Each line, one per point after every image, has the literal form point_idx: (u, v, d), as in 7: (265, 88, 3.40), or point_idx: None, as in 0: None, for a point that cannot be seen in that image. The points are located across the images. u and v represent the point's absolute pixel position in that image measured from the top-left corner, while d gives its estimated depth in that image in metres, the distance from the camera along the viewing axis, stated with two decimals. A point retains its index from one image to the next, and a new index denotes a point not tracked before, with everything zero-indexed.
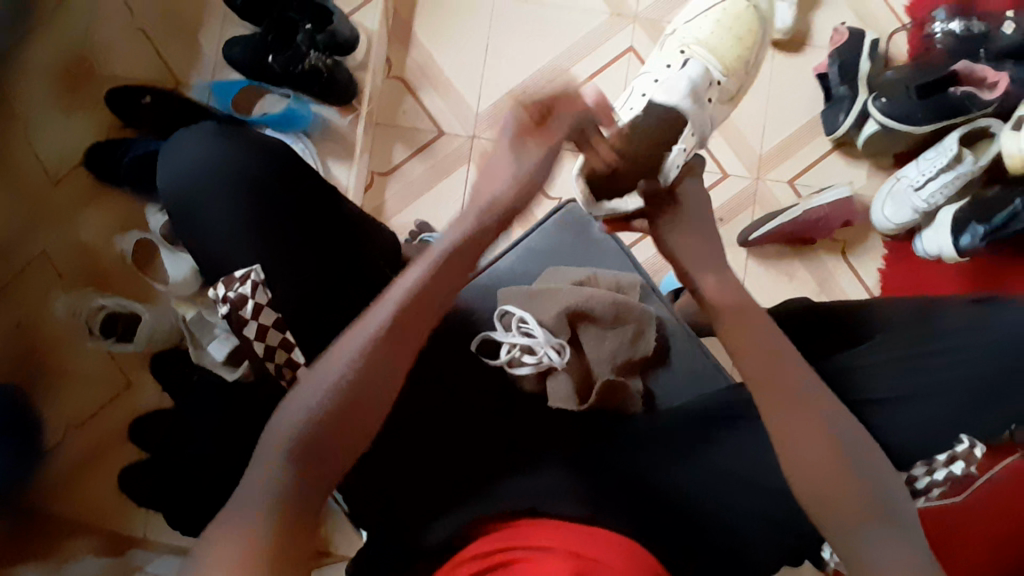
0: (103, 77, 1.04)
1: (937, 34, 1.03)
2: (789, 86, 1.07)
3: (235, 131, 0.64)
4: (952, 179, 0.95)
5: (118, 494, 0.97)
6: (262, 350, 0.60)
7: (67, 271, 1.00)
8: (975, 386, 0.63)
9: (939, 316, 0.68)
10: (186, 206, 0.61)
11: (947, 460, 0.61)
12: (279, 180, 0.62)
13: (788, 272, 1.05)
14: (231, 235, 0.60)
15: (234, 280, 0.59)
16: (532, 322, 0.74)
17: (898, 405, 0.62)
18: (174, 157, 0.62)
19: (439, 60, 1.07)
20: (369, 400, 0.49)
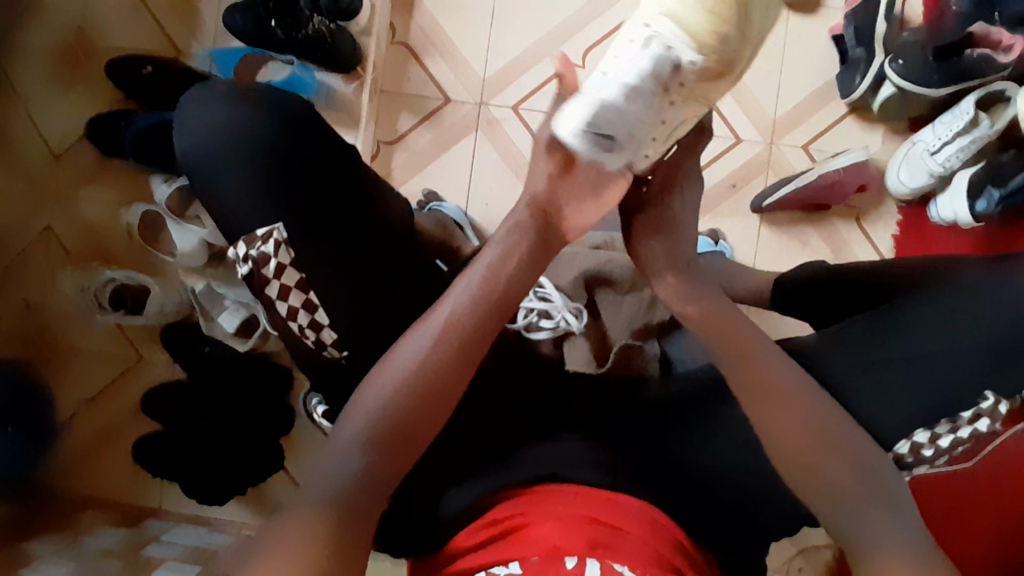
0: (101, 48, 1.01)
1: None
2: (803, 49, 1.05)
3: (251, 92, 0.59)
4: (969, 142, 0.94)
5: (133, 467, 0.98)
6: (287, 310, 0.59)
7: (73, 247, 1.00)
8: (996, 344, 0.61)
9: (960, 275, 0.65)
10: (208, 181, 0.58)
11: (971, 417, 0.61)
12: (303, 150, 0.58)
13: (801, 239, 1.04)
14: (255, 211, 0.57)
15: (255, 239, 0.57)
16: (548, 288, 0.85)
17: (929, 362, 0.61)
18: (188, 122, 0.59)
19: (443, 26, 1.04)
20: (429, 404, 0.51)
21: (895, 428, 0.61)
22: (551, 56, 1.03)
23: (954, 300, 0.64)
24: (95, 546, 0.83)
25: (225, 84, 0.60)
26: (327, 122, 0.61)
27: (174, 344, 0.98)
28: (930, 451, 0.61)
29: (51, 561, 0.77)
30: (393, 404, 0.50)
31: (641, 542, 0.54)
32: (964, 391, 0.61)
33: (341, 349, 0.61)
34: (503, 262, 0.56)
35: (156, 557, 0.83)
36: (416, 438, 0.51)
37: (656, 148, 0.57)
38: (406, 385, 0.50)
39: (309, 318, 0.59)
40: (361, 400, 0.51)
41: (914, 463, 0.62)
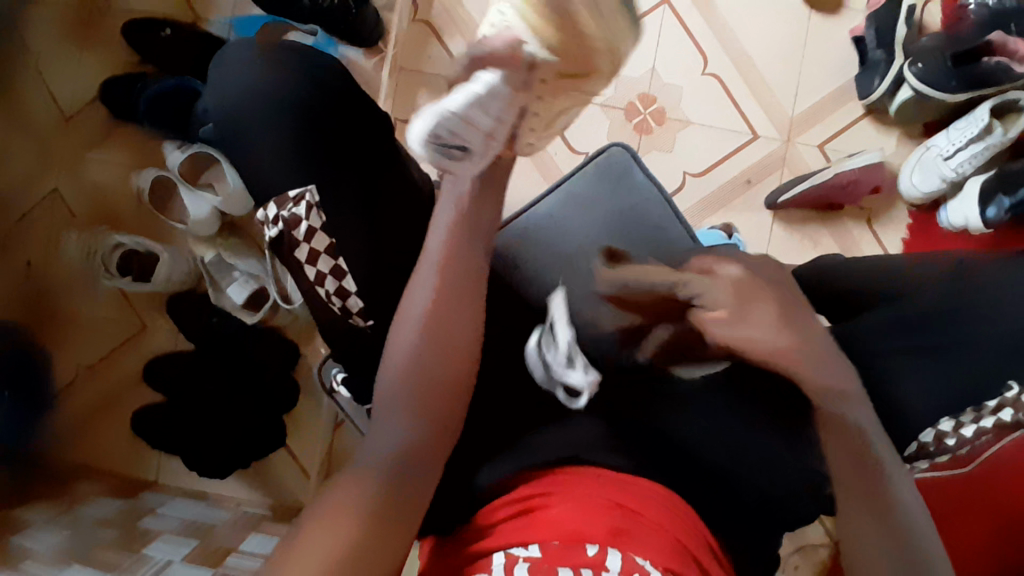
0: (115, 9, 0.99)
1: (971, 5, 0.98)
2: (823, 49, 1.05)
3: (276, 50, 0.61)
4: (982, 150, 0.94)
5: (133, 438, 0.96)
6: (314, 276, 0.59)
7: (79, 211, 0.98)
8: (1013, 335, 0.62)
9: (983, 271, 0.66)
10: (243, 140, 0.59)
11: (995, 407, 0.63)
12: (333, 108, 0.60)
13: (812, 238, 1.05)
14: (293, 171, 0.58)
15: (287, 200, 0.58)
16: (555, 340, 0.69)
17: (949, 354, 0.63)
18: (221, 84, 0.60)
19: (465, 6, 1.03)
20: (445, 350, 0.55)
21: (916, 422, 0.62)
22: None
23: (985, 292, 0.64)
24: (93, 515, 0.79)
25: (255, 45, 0.61)
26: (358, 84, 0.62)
27: (181, 315, 0.97)
28: (953, 439, 0.63)
29: (45, 527, 0.73)
30: (420, 352, 0.54)
31: (661, 527, 0.53)
32: (986, 380, 0.62)
33: (367, 318, 0.60)
34: (470, 201, 0.60)
35: (150, 526, 0.79)
36: (445, 383, 0.55)
37: (535, 134, 0.65)
38: (427, 332, 0.54)
39: (336, 285, 0.59)
40: (388, 357, 0.55)
41: (936, 452, 0.63)
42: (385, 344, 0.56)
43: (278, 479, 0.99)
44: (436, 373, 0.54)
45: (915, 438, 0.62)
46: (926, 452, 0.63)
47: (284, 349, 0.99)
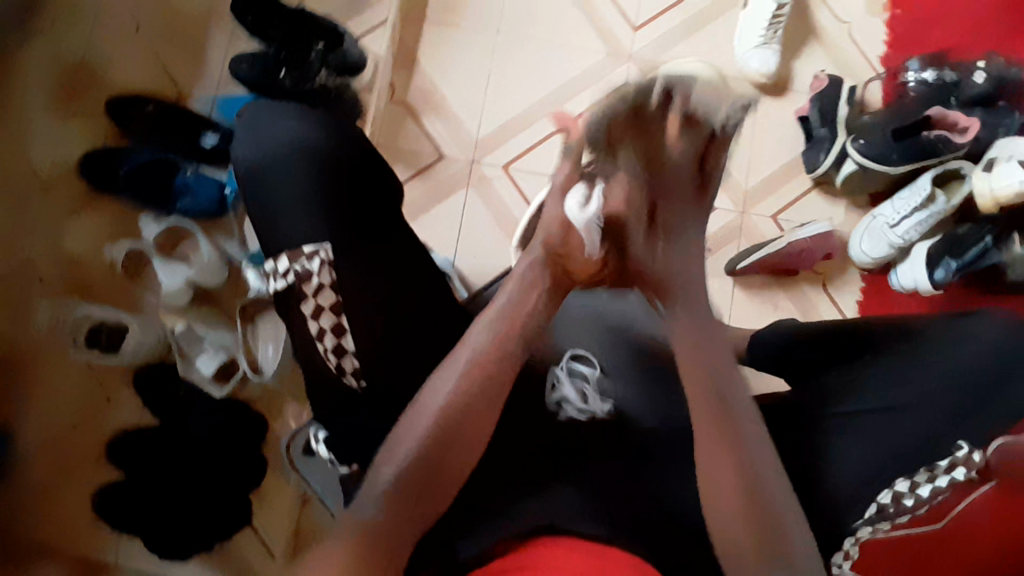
0: (99, 85, 1.02)
1: (910, 83, 1.08)
2: (773, 127, 1.14)
3: (301, 112, 0.65)
4: (925, 217, 1.01)
5: (91, 518, 0.92)
6: (315, 331, 0.61)
7: (50, 277, 0.96)
8: (956, 385, 0.62)
9: (933, 326, 0.66)
10: (272, 193, 0.61)
11: (947, 467, 0.62)
12: (366, 175, 0.63)
13: (772, 302, 1.10)
14: (309, 224, 0.60)
15: (301, 255, 0.60)
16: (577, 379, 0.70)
17: (903, 414, 0.62)
18: (257, 133, 0.63)
19: (440, 86, 1.09)
20: (460, 439, 0.56)
21: (878, 476, 0.62)
22: (542, 121, 1.09)
23: (924, 353, 0.64)
24: None
25: (298, 105, 0.66)
26: (370, 153, 0.66)
27: (149, 386, 0.95)
28: (910, 501, 0.61)
29: None
30: (430, 442, 0.55)
31: None
32: (939, 438, 0.62)
33: (360, 378, 0.62)
34: (514, 296, 0.62)
35: None
36: (444, 475, 0.56)
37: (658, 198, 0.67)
38: (443, 423, 0.55)
39: (335, 342, 0.61)
40: (400, 438, 0.55)
41: (896, 514, 0.62)
42: (397, 425, 0.57)
43: (242, 560, 0.94)
44: (446, 459, 0.56)
45: (874, 498, 0.61)
46: (885, 513, 0.62)
47: (253, 420, 0.96)
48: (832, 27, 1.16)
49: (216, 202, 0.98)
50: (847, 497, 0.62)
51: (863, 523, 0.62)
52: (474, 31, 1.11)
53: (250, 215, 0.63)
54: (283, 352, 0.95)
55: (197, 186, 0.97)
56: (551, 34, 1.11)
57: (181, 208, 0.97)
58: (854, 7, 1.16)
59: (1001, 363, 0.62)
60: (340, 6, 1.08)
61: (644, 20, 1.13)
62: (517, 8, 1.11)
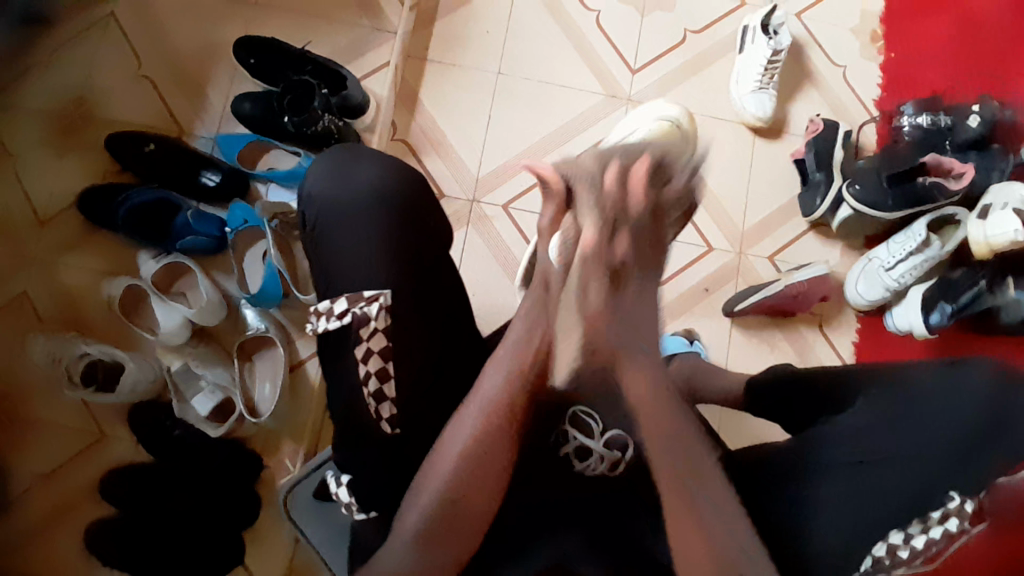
0: (99, 122, 1.03)
1: (905, 127, 1.11)
2: (770, 169, 1.15)
3: (367, 155, 0.68)
4: (920, 262, 1.01)
5: (83, 555, 0.91)
6: (362, 375, 0.62)
7: (46, 315, 0.97)
8: (953, 436, 0.60)
9: (919, 372, 0.64)
10: (338, 232, 0.64)
11: (940, 517, 0.58)
12: (416, 218, 0.66)
13: (769, 342, 1.10)
14: (368, 265, 0.63)
15: (360, 299, 0.62)
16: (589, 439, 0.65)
17: (896, 465, 0.60)
18: (332, 170, 0.66)
19: (441, 125, 1.10)
20: (478, 487, 0.58)
21: (870, 526, 0.59)
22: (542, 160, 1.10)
23: (909, 400, 0.62)
24: None
25: (372, 149, 0.69)
26: (420, 194, 0.67)
27: (142, 423, 0.94)
28: (906, 552, 0.58)
29: None
30: (448, 491, 0.57)
31: None
32: (931, 488, 0.59)
33: (394, 425, 0.62)
34: (520, 333, 0.60)
35: None
36: (469, 520, 0.58)
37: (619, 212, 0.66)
38: (459, 475, 0.57)
39: (378, 387, 0.62)
40: (422, 486, 0.58)
41: (892, 566, 0.59)
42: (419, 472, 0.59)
43: None
44: (463, 509, 0.57)
45: (867, 551, 0.59)
46: (881, 566, 0.59)
47: (248, 459, 0.95)
48: (827, 70, 1.17)
49: (215, 239, 0.97)
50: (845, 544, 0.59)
51: (859, 575, 0.59)
52: (475, 72, 1.12)
53: (307, 249, 0.67)
54: (279, 393, 0.95)
55: (197, 225, 0.96)
56: (550, 75, 1.13)
57: (180, 247, 0.96)
58: (848, 51, 1.18)
59: (991, 413, 0.60)
60: (342, 46, 1.10)
61: (642, 62, 1.14)
62: (518, 49, 1.13)
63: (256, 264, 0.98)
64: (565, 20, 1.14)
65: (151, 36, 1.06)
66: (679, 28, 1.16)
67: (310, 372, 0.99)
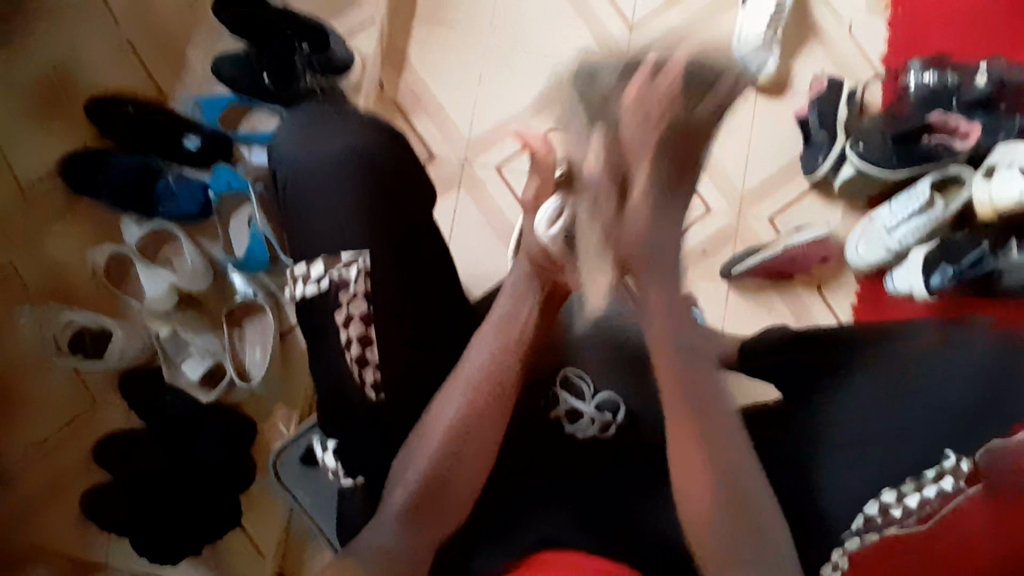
0: (78, 83, 0.99)
1: (912, 85, 1.06)
2: (772, 128, 1.11)
3: (341, 115, 0.65)
4: (924, 223, 0.99)
5: (81, 521, 0.92)
6: (343, 340, 0.60)
7: (31, 284, 0.95)
8: (952, 398, 0.59)
9: (914, 334, 0.64)
10: (314, 196, 0.61)
11: (934, 476, 0.57)
12: (392, 179, 0.63)
13: (767, 306, 1.08)
14: (346, 229, 0.60)
15: (339, 262, 0.60)
16: (580, 403, 0.66)
17: (890, 424, 0.60)
18: (305, 129, 0.63)
19: (430, 84, 1.06)
20: (463, 463, 0.58)
21: (858, 485, 0.59)
22: None
23: (913, 365, 0.62)
24: None
25: (346, 109, 0.67)
26: (398, 155, 0.65)
27: (134, 391, 0.93)
28: (899, 511, 0.57)
29: None
30: (435, 464, 0.57)
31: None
32: (925, 447, 0.58)
33: (379, 391, 0.60)
34: (506, 310, 0.61)
35: None
36: (454, 492, 0.58)
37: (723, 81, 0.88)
38: (446, 452, 0.57)
39: (360, 351, 0.60)
40: (408, 463, 0.58)
41: (884, 525, 0.57)
42: (402, 451, 0.59)
43: (232, 568, 0.93)
44: (449, 484, 0.58)
45: (859, 509, 0.58)
46: (872, 525, 0.58)
47: (242, 425, 0.94)
48: (832, 24, 1.13)
49: (199, 206, 0.96)
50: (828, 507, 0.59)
51: (850, 533, 0.58)
52: (464, 29, 1.07)
53: (280, 213, 0.64)
54: (270, 357, 0.94)
55: (180, 190, 0.95)
56: (545, 30, 1.08)
57: (164, 213, 0.95)
58: (855, 4, 1.13)
59: (986, 380, 0.59)
60: (326, 2, 1.06)
61: (641, 14, 1.09)
62: (509, 3, 1.08)
63: (242, 234, 0.97)
64: None
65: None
66: None
67: (300, 340, 0.98)
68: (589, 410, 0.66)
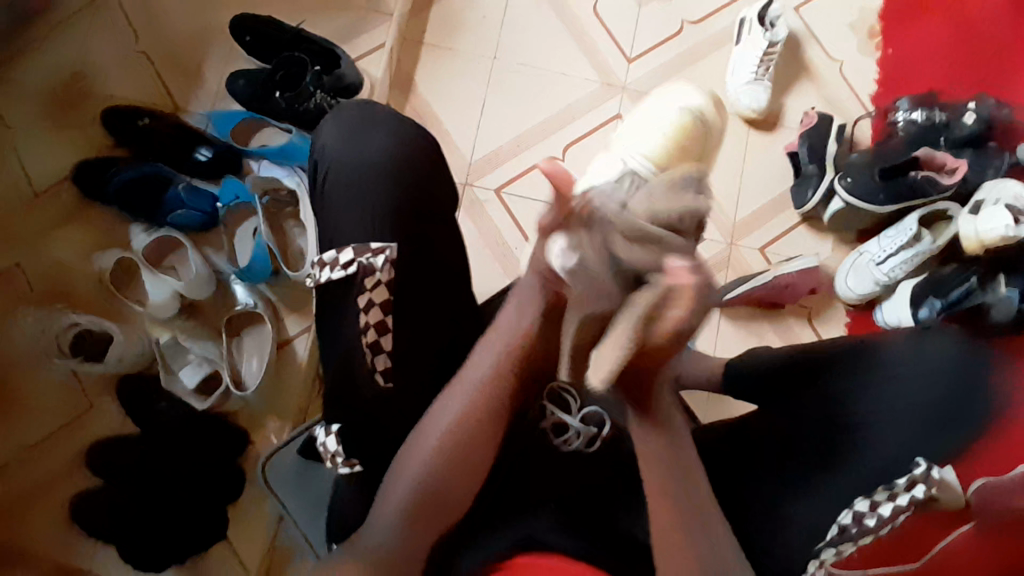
0: (95, 95, 1.04)
1: (899, 122, 1.10)
2: (763, 161, 1.15)
3: (383, 123, 0.70)
4: (911, 256, 1.02)
5: (67, 525, 0.92)
6: (362, 324, 0.62)
7: (38, 285, 0.98)
8: (924, 410, 0.63)
9: (889, 343, 0.67)
10: (341, 186, 0.66)
11: (906, 484, 0.61)
12: (420, 186, 0.67)
13: (758, 334, 1.10)
14: (369, 227, 0.64)
15: (367, 250, 0.63)
16: (568, 417, 0.67)
17: (869, 431, 0.63)
18: (351, 133, 0.68)
19: (436, 109, 1.11)
20: (465, 464, 0.57)
21: (840, 494, 0.61)
22: (542, 143, 1.10)
23: (881, 374, 0.64)
24: None
25: (389, 116, 0.71)
26: (428, 164, 0.69)
27: (129, 395, 0.94)
28: (873, 520, 0.60)
29: None
30: (434, 466, 0.56)
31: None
32: (897, 456, 0.62)
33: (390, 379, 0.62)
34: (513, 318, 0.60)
35: None
36: (452, 498, 0.57)
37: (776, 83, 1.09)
38: (438, 456, 0.56)
39: (376, 338, 0.62)
40: (404, 462, 0.57)
41: (859, 535, 0.60)
42: (404, 450, 0.58)
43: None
44: (448, 487, 0.57)
45: (834, 519, 0.60)
46: (847, 534, 0.60)
47: (232, 434, 0.95)
48: (824, 66, 1.17)
49: (207, 215, 0.98)
50: (813, 516, 0.61)
51: (826, 544, 0.60)
52: (470, 59, 1.12)
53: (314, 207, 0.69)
54: (266, 367, 0.96)
55: (190, 201, 0.97)
56: (548, 61, 1.13)
57: (172, 221, 0.97)
58: (846, 46, 1.18)
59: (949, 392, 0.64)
60: (340, 29, 1.11)
61: (640, 51, 1.15)
62: (514, 36, 1.13)
63: (246, 242, 0.98)
64: (564, 9, 1.15)
65: (148, 11, 1.07)
66: (678, 19, 1.16)
67: (297, 351, 0.99)
68: (576, 423, 0.67)
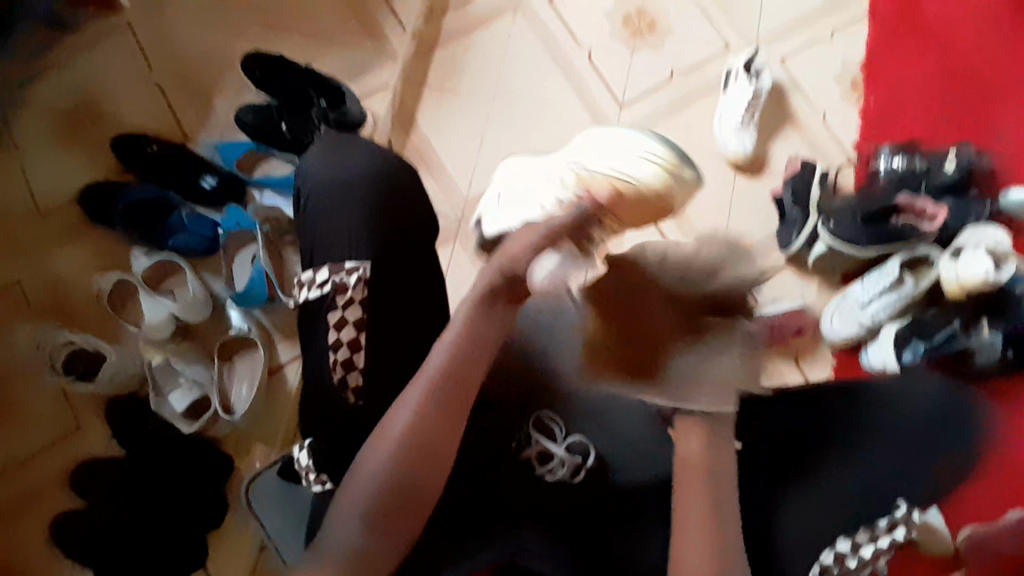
0: (104, 122, 1.07)
1: (882, 169, 1.13)
2: (749, 204, 1.19)
3: (362, 146, 0.72)
4: (892, 300, 1.04)
5: (48, 545, 0.91)
6: (333, 341, 0.63)
7: (36, 304, 0.99)
8: (910, 448, 0.65)
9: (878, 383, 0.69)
10: (324, 206, 0.68)
11: (887, 525, 0.62)
12: (400, 203, 0.69)
13: None
14: (352, 243, 0.66)
15: (342, 269, 0.65)
16: (552, 445, 0.65)
17: (857, 468, 0.65)
18: (331, 155, 0.70)
19: (434, 145, 1.15)
20: (426, 465, 0.55)
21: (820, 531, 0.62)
22: None
23: (868, 411, 0.67)
24: None
25: (370, 141, 0.73)
26: (410, 185, 0.71)
27: (118, 414, 0.94)
28: (854, 562, 0.61)
29: None
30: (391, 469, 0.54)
31: None
32: (881, 494, 0.63)
33: (359, 397, 0.63)
34: (471, 318, 0.59)
35: None
36: (419, 499, 0.55)
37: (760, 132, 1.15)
38: (398, 457, 0.55)
39: (348, 356, 0.63)
40: (360, 467, 0.55)
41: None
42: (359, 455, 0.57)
43: None
44: (410, 491, 0.55)
45: (816, 557, 0.61)
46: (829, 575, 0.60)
47: (221, 457, 0.95)
48: (808, 114, 1.22)
49: (207, 240, 1.01)
50: (794, 550, 0.62)
51: None
52: (468, 98, 1.17)
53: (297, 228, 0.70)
54: (256, 392, 0.96)
55: (191, 225, 1.00)
56: (543, 102, 1.18)
57: (172, 245, 0.99)
58: (829, 96, 1.23)
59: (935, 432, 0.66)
60: (345, 67, 1.16)
61: (632, 96, 1.20)
62: (511, 77, 1.18)
63: (244, 267, 1.00)
64: (559, 54, 1.20)
65: (160, 45, 1.12)
66: (668, 67, 1.22)
67: (288, 377, 1.00)
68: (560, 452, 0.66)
